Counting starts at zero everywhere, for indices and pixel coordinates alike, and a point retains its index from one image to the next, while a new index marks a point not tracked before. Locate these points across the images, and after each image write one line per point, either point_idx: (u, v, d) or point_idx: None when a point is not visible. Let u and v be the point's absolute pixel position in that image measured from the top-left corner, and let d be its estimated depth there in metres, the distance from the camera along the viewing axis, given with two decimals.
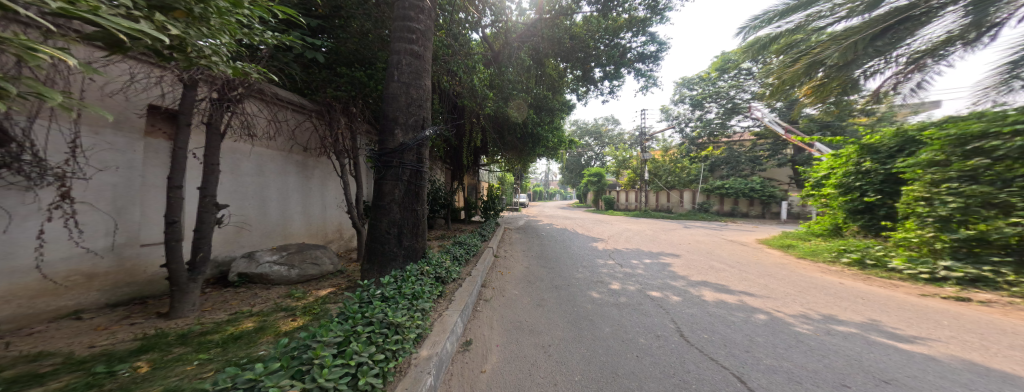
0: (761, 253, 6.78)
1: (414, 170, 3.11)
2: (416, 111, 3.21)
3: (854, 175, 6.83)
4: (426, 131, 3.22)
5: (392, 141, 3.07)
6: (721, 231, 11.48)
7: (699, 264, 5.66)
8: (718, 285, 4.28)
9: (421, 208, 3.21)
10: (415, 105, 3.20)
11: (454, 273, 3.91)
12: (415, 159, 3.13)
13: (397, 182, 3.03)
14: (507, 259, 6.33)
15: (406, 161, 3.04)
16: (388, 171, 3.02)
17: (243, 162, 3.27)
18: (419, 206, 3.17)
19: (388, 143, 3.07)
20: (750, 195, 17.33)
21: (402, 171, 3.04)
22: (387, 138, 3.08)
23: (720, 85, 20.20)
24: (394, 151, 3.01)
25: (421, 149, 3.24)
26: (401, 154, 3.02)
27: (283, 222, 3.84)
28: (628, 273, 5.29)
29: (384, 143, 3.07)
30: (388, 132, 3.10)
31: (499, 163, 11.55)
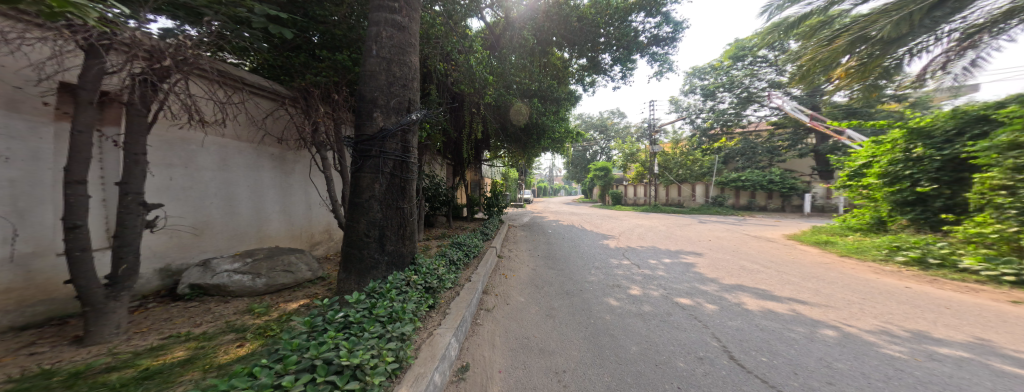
0: (794, 251, 6.07)
1: (398, 161, 2.58)
2: (401, 91, 2.67)
3: (902, 163, 6.07)
4: (412, 114, 2.67)
5: (372, 125, 2.52)
6: (740, 226, 10.74)
7: (728, 264, 5.02)
8: (759, 290, 3.66)
9: (408, 206, 2.68)
10: (400, 84, 2.67)
11: (451, 280, 3.39)
12: (399, 148, 2.59)
13: (377, 175, 2.48)
14: (512, 261, 5.78)
15: (388, 150, 2.50)
16: (366, 161, 2.48)
17: (200, 154, 2.81)
18: (405, 203, 2.63)
19: (366, 127, 2.52)
20: (768, 188, 16.39)
21: (383, 161, 2.49)
22: (365, 122, 2.53)
23: (734, 73, 19.11)
24: (373, 138, 2.47)
25: (407, 136, 2.70)
26: (381, 141, 2.48)
27: (258, 223, 3.40)
28: (648, 276, 4.68)
29: (362, 129, 2.52)
30: (367, 115, 2.54)
31: (501, 157, 10.97)
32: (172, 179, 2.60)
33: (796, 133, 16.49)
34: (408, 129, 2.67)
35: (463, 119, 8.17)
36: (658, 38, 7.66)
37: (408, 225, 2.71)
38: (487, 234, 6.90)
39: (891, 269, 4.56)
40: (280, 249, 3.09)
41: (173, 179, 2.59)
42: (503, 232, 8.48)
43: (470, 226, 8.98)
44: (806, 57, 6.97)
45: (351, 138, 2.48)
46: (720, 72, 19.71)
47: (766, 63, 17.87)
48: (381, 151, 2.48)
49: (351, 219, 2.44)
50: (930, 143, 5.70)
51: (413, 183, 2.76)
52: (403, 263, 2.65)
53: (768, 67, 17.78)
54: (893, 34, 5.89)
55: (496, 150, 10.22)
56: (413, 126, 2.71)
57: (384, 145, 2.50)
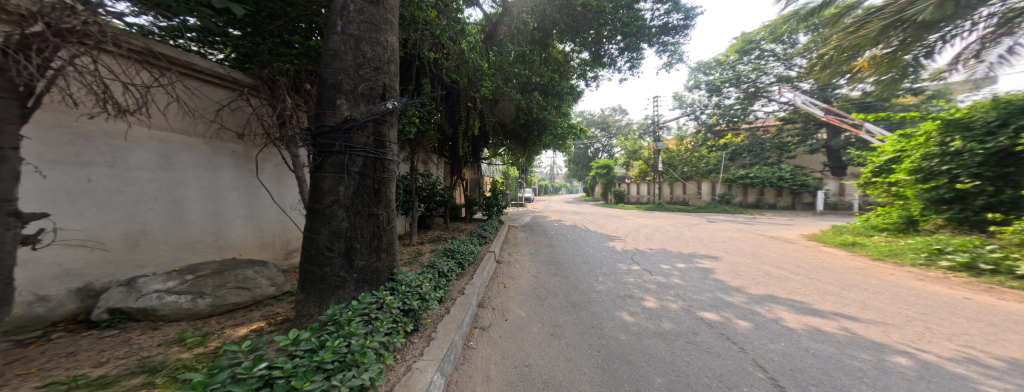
0: (820, 253, 5.57)
1: (371, 158, 2.11)
2: (374, 75, 2.21)
3: (938, 158, 5.55)
4: (388, 103, 2.19)
5: (337, 116, 2.04)
6: (752, 225, 10.24)
7: (750, 269, 4.54)
8: (795, 302, 3.18)
9: (383, 213, 2.19)
10: (372, 66, 2.20)
11: (440, 295, 2.92)
12: (372, 143, 2.13)
13: (345, 176, 1.99)
14: (512, 267, 5.32)
15: (355, 145, 2.03)
16: (327, 160, 1.99)
17: (129, 152, 2.54)
18: (380, 209, 2.16)
19: (330, 118, 2.03)
20: (778, 185, 15.86)
21: (351, 159, 2.02)
22: (328, 112, 2.05)
23: (740, 68, 18.50)
24: (337, 131, 1.99)
25: (383, 129, 2.22)
26: (346, 134, 2.01)
27: (212, 229, 3.14)
28: (663, 284, 4.20)
29: (323, 119, 2.04)
30: (330, 103, 2.06)
31: (501, 156, 10.50)
32: (94, 180, 2.34)
33: (806, 127, 16.35)
34: (384, 120, 2.21)
35: (458, 115, 7.70)
36: (668, 27, 7.13)
37: (385, 235, 2.24)
38: (485, 237, 6.44)
39: (937, 275, 4.07)
40: (237, 262, 2.64)
41: (94, 181, 2.33)
42: (503, 234, 8.01)
43: (468, 228, 8.52)
44: (832, 42, 6.61)
45: (310, 132, 2.02)
46: (725, 67, 19.13)
47: (774, 57, 17.26)
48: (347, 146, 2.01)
49: (310, 230, 1.94)
50: (968, 136, 5.17)
51: (391, 186, 2.29)
52: (377, 281, 2.17)
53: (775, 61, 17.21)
54: (935, 18, 5.52)
55: (495, 147, 9.77)
56: (389, 118, 2.24)
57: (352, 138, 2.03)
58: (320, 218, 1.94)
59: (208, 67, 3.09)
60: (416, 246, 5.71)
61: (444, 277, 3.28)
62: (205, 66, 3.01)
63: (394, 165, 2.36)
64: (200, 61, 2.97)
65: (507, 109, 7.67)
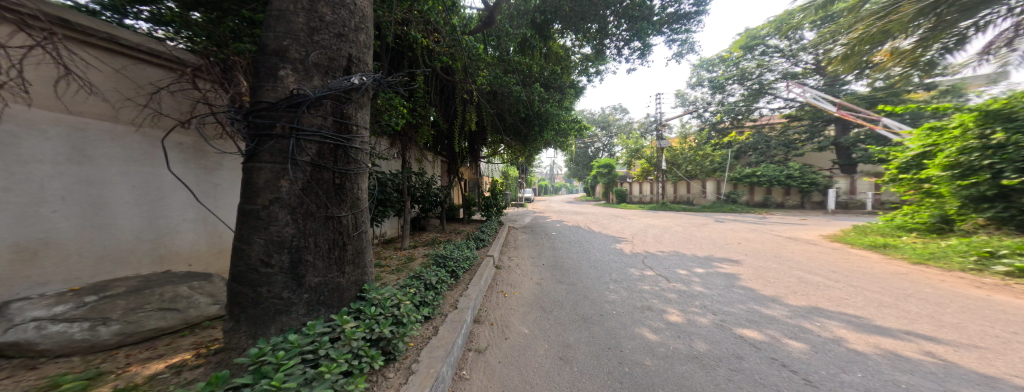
0: (850, 256, 5.09)
1: (331, 145, 1.57)
2: (335, 44, 1.70)
3: (977, 152, 5.06)
4: (353, 76, 1.67)
5: (279, 89, 1.50)
6: (765, 225, 9.74)
7: (782, 275, 4.03)
8: (850, 316, 2.69)
9: (348, 216, 1.65)
10: (332, 31, 1.68)
11: (426, 310, 2.40)
12: (332, 127, 1.59)
13: (292, 167, 1.45)
14: (512, 273, 4.83)
15: (303, 126, 1.49)
16: (263, 145, 1.44)
17: (24, 143, 2.05)
18: (343, 210, 1.62)
19: (269, 91, 1.49)
20: (786, 183, 15.41)
21: (300, 145, 1.48)
22: (266, 84, 1.51)
23: (744, 65, 18.04)
24: (278, 108, 1.46)
25: (348, 109, 1.69)
26: (292, 112, 1.48)
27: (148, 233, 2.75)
28: (684, 292, 3.70)
29: (259, 94, 1.50)
30: (271, 74, 1.52)
31: (500, 154, 10.00)
32: None
33: (814, 124, 15.95)
34: (350, 98, 1.69)
35: (453, 109, 7.19)
36: (680, 14, 6.61)
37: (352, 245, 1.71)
38: (484, 240, 5.96)
39: (997, 282, 3.57)
40: (169, 277, 2.28)
41: None
42: (503, 236, 7.51)
43: (467, 229, 8.01)
44: (857, 30, 6.27)
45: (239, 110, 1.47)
46: (729, 64, 18.68)
47: (779, 54, 16.82)
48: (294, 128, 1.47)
49: (240, 239, 1.41)
50: (1012, 127, 4.71)
51: (360, 182, 1.78)
52: (339, 303, 1.64)
53: (780, 58, 16.78)
54: None
55: (493, 145, 9.25)
56: (356, 96, 1.72)
57: (301, 120, 1.51)
58: (253, 224, 1.40)
59: (142, 43, 2.71)
60: (407, 250, 5.20)
61: (432, 290, 2.77)
62: (137, 41, 2.65)
63: (367, 156, 1.85)
64: (130, 35, 2.62)
65: (507, 103, 7.17)
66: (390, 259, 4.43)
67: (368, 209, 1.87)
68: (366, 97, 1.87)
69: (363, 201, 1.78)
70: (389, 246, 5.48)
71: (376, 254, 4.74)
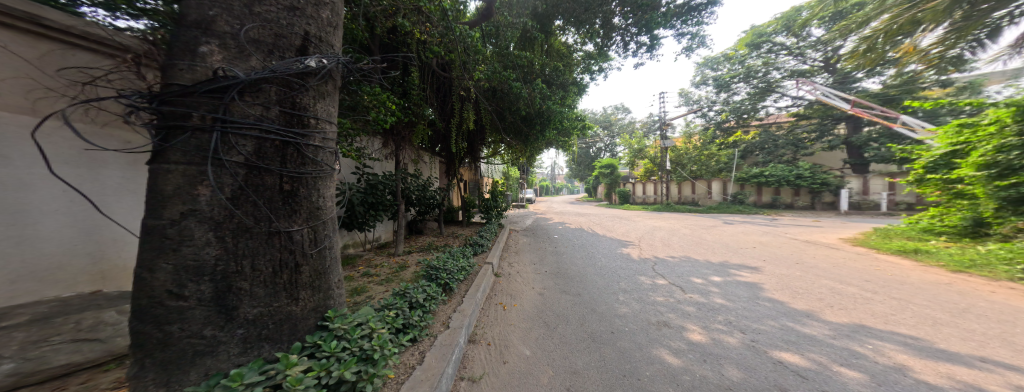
0: (879, 263, 4.70)
1: (276, 141, 1.24)
2: (286, 18, 1.36)
3: (1017, 151, 4.67)
4: (308, 58, 1.35)
5: (198, 69, 1.15)
6: (777, 227, 9.33)
7: (810, 285, 3.65)
8: (905, 338, 2.31)
9: (301, 230, 1.32)
10: (281, 2, 1.35)
11: (409, 335, 2.02)
12: (278, 118, 1.25)
13: (217, 171, 1.11)
14: (512, 282, 4.48)
15: (234, 117, 1.15)
16: (173, 141, 1.09)
17: None
18: (294, 223, 1.29)
19: (185, 73, 1.14)
20: (796, 183, 14.97)
21: (229, 142, 1.15)
22: (181, 63, 1.16)
23: (750, 63, 17.57)
24: (195, 93, 1.11)
25: (302, 97, 1.36)
26: (216, 98, 1.14)
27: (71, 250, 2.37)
28: (703, 304, 3.31)
29: (171, 76, 1.15)
30: (189, 50, 1.18)
31: (501, 154, 9.65)
32: None
33: (823, 123, 15.55)
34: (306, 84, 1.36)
35: (450, 107, 6.86)
36: (692, 5, 6.22)
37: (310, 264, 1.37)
38: (483, 246, 5.61)
39: None
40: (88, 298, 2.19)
41: None
42: (503, 240, 7.14)
43: (465, 233, 7.65)
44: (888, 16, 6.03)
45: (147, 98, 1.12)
46: (734, 62, 18.22)
47: (786, 51, 16.37)
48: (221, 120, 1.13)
49: (140, 266, 1.06)
50: None
51: (322, 185, 1.44)
52: (289, 337, 1.32)
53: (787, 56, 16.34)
54: None
55: (493, 145, 8.89)
56: (314, 83, 1.39)
57: (231, 110, 1.16)
58: (159, 244, 1.05)
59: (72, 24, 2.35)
60: (401, 256, 4.85)
61: (420, 309, 2.39)
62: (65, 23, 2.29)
63: (333, 155, 1.52)
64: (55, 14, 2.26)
65: (507, 101, 6.83)
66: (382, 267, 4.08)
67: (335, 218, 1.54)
68: (330, 85, 1.54)
69: (325, 208, 1.45)
70: (382, 251, 5.13)
71: (366, 261, 4.38)
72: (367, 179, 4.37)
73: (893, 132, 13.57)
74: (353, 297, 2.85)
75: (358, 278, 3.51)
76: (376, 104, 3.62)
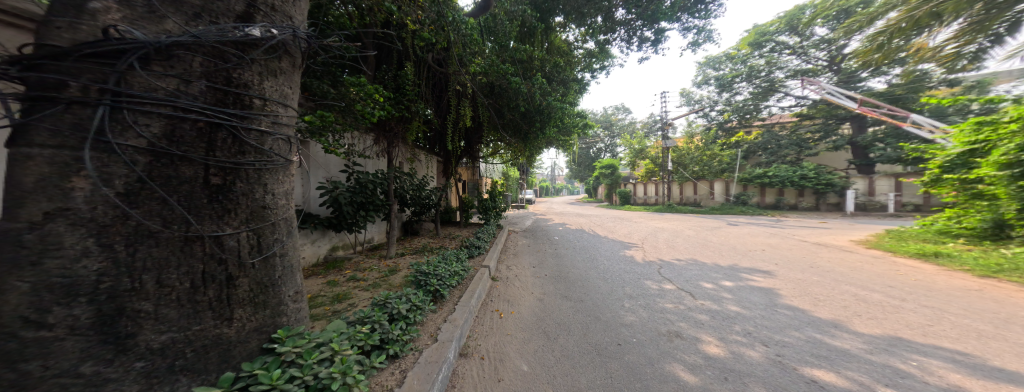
0: (899, 267, 4.44)
1: (199, 123, 1.21)
2: None
3: None
4: (249, 27, 1.33)
5: (82, 27, 1.03)
6: (784, 229, 9.07)
7: (828, 290, 3.41)
8: (953, 354, 2.05)
9: (229, 235, 1.31)
10: None
11: (386, 353, 1.70)
12: (206, 95, 1.23)
13: (103, 155, 1.03)
14: (509, 287, 4.18)
15: (136, 91, 1.08)
16: (42, 112, 0.99)
17: None
18: (225, 227, 1.30)
19: (62, 31, 1.02)
20: (800, 184, 14.70)
21: (122, 120, 1.06)
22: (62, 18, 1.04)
23: (753, 62, 17.32)
24: (78, 58, 1.01)
25: (242, 75, 1.35)
26: (107, 69, 1.05)
27: None
28: (716, 312, 3.05)
29: (42, 38, 1.02)
30: (75, 4, 1.06)
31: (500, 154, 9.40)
32: None
33: (827, 123, 15.41)
34: (250, 60, 1.36)
35: (447, 103, 6.59)
36: None
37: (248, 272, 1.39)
38: (481, 248, 5.31)
39: None
40: None
41: None
42: (502, 242, 6.85)
43: (462, 234, 7.37)
44: (905, 8, 5.89)
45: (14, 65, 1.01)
46: (737, 61, 17.97)
47: (789, 50, 16.14)
48: (119, 94, 1.06)
49: None
50: None
51: (263, 182, 1.44)
52: (217, 367, 1.28)
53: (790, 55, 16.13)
54: None
55: (492, 144, 8.59)
56: (258, 56, 1.39)
57: (129, 81, 1.09)
58: (9, 255, 0.92)
59: None
60: (393, 259, 4.56)
61: (403, 321, 2.06)
62: None
63: (279, 141, 1.50)
64: None
65: (505, 98, 6.58)
66: (371, 270, 3.80)
67: (285, 220, 1.56)
68: (284, 61, 1.54)
69: (268, 209, 1.45)
70: (374, 254, 4.82)
71: (354, 264, 4.07)
72: (355, 178, 4.01)
73: (899, 133, 13.36)
74: (334, 304, 2.57)
75: (343, 283, 3.21)
76: (362, 96, 3.23)
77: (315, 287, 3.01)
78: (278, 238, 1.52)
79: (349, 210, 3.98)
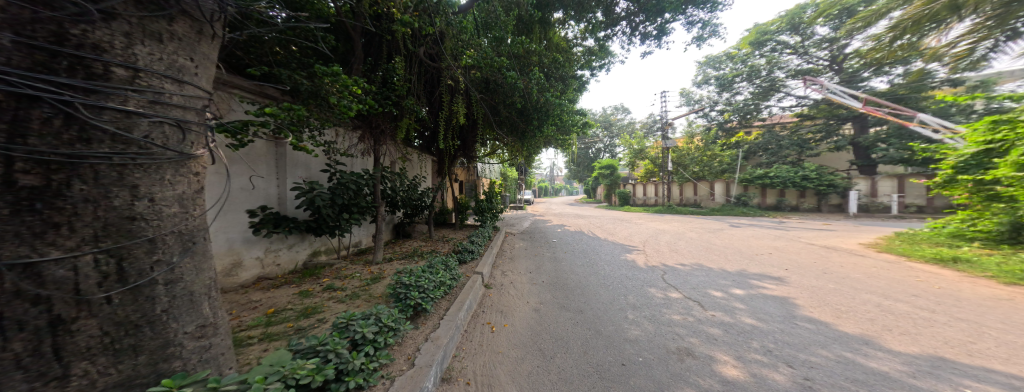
0: (917, 273, 4.18)
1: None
2: None
3: None
4: None
5: None
6: (788, 231, 8.84)
7: (849, 300, 3.13)
8: (1013, 382, 1.75)
9: (54, 260, 0.98)
10: None
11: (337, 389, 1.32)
12: (14, 56, 0.94)
13: None
14: (504, 296, 3.87)
15: None
16: None
17: None
18: (49, 244, 0.97)
19: None
20: (803, 185, 14.49)
21: None
22: None
23: (754, 61, 17.14)
24: None
25: (89, 34, 1.08)
26: None
27: None
28: (729, 325, 2.75)
29: None
30: None
31: (498, 154, 9.11)
32: None
33: (828, 123, 15.22)
34: (107, 17, 1.13)
35: (439, 99, 6.27)
36: None
37: (105, 304, 1.10)
38: (474, 252, 4.99)
39: None
40: None
41: None
42: (497, 245, 6.53)
43: (456, 237, 7.06)
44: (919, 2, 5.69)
45: None
46: (737, 61, 17.79)
47: (790, 50, 15.98)
48: None
49: None
50: None
51: (128, 183, 1.15)
52: None
53: (791, 54, 15.98)
54: None
55: (489, 143, 8.28)
56: (123, 11, 1.16)
57: None
58: None
59: None
60: (379, 265, 4.24)
61: (370, 345, 1.69)
62: None
63: (154, 125, 1.24)
64: None
65: (501, 94, 6.29)
66: (351, 278, 3.49)
67: (171, 234, 1.28)
68: (177, 27, 1.34)
69: (139, 220, 1.16)
70: (359, 259, 4.50)
71: (335, 271, 3.75)
72: (336, 179, 3.66)
73: (902, 133, 13.18)
74: (298, 321, 2.25)
75: (318, 293, 2.90)
76: (338, 87, 2.88)
77: (284, 299, 2.69)
78: (155, 259, 1.22)
79: (330, 213, 3.65)
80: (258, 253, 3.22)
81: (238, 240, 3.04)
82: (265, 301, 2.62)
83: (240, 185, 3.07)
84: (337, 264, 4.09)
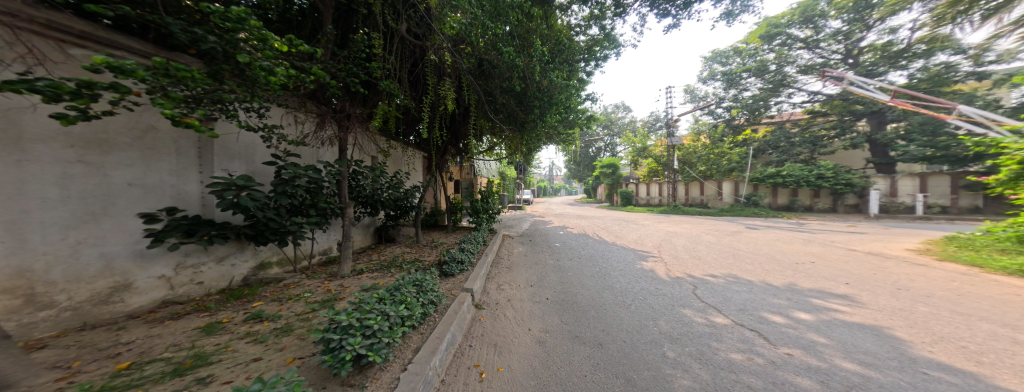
0: (1012, 289, 3.37)
1: None
2: None
3: None
4: None
5: None
6: (814, 234, 8.04)
7: (966, 332, 2.30)
8: None
9: None
10: None
11: None
12: None
13: None
14: (500, 321, 3.02)
15: None
16: None
17: None
18: None
19: None
20: (817, 184, 13.74)
21: None
22: None
23: (763, 56, 16.42)
24: None
25: None
26: None
27: None
28: (822, 373, 1.91)
29: None
30: None
31: (495, 150, 8.27)
32: None
33: (842, 119, 14.74)
34: None
35: (423, 83, 5.41)
36: None
37: None
38: (466, 263, 4.10)
39: None
40: None
41: None
42: (493, 252, 5.68)
43: (447, 242, 6.21)
44: None
45: None
46: (745, 55, 17.05)
47: (801, 44, 15.31)
48: None
49: None
50: None
51: None
52: None
53: (801, 48, 15.31)
54: None
55: (484, 138, 7.45)
56: None
57: None
58: None
59: None
60: (344, 279, 3.34)
61: None
62: None
63: None
64: None
65: (497, 77, 5.43)
66: (297, 298, 2.62)
67: None
68: None
69: None
70: (322, 271, 3.60)
71: (279, 290, 2.86)
72: (281, 171, 2.74)
73: (925, 128, 12.40)
74: (160, 383, 1.39)
75: (232, 327, 2.04)
76: (255, 45, 1.93)
77: (173, 339, 1.83)
78: None
79: (273, 216, 2.74)
80: (160, 270, 2.43)
81: (125, 254, 2.25)
82: (141, 344, 1.78)
83: (132, 177, 2.31)
84: (290, 278, 3.24)
